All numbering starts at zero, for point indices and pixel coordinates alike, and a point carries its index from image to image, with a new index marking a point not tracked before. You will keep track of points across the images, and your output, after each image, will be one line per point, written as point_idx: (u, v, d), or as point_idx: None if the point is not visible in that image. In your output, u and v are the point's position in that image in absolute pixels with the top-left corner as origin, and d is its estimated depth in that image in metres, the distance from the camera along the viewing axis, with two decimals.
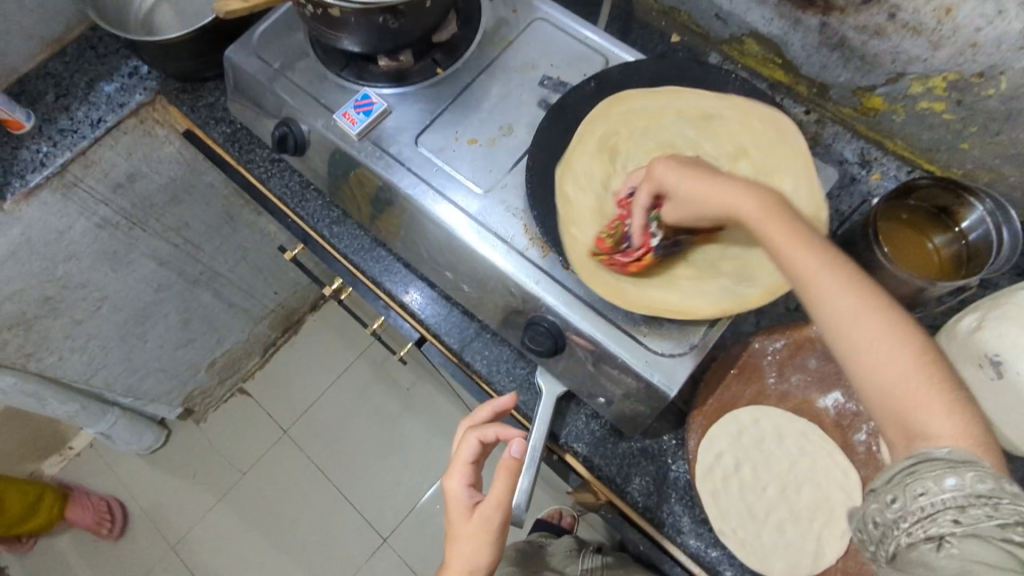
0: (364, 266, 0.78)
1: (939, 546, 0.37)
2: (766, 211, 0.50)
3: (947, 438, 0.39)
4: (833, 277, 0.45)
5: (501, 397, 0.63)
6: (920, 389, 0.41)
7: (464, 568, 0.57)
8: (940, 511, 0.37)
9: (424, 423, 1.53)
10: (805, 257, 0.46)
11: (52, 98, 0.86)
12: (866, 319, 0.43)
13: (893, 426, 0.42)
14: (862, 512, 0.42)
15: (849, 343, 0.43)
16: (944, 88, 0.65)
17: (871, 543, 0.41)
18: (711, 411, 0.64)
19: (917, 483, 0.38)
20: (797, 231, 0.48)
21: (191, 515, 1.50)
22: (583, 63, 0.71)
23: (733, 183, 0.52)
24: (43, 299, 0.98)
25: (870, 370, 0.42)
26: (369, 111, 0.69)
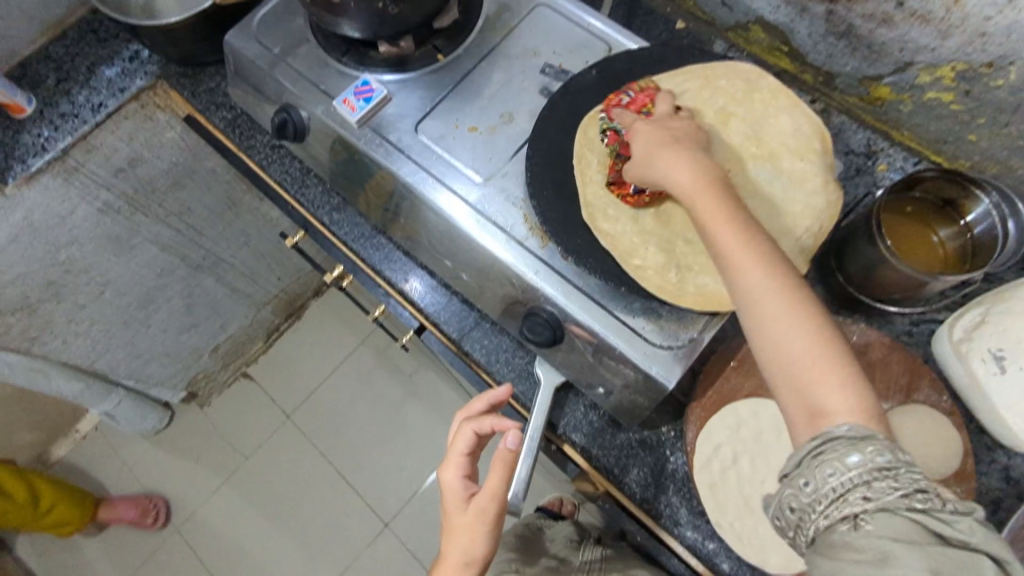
0: (365, 254, 0.78)
1: (855, 524, 0.40)
2: (701, 187, 0.52)
3: (845, 414, 0.42)
4: (751, 258, 0.48)
5: (496, 389, 0.63)
6: (821, 367, 0.44)
7: (459, 558, 0.57)
8: (851, 490, 0.40)
9: (425, 409, 1.53)
10: (730, 237, 0.49)
11: (53, 81, 0.85)
12: (775, 300, 0.46)
13: (793, 402, 0.44)
14: (777, 498, 0.44)
15: (761, 321, 0.46)
16: (952, 78, 0.63)
17: (789, 528, 0.44)
18: (711, 402, 0.64)
19: (826, 464, 0.41)
20: (727, 207, 0.51)
21: (195, 498, 1.52)
22: (586, 50, 0.70)
23: (678, 156, 0.54)
24: (46, 283, 0.98)
25: (777, 348, 0.45)
26: (369, 98, 0.68)
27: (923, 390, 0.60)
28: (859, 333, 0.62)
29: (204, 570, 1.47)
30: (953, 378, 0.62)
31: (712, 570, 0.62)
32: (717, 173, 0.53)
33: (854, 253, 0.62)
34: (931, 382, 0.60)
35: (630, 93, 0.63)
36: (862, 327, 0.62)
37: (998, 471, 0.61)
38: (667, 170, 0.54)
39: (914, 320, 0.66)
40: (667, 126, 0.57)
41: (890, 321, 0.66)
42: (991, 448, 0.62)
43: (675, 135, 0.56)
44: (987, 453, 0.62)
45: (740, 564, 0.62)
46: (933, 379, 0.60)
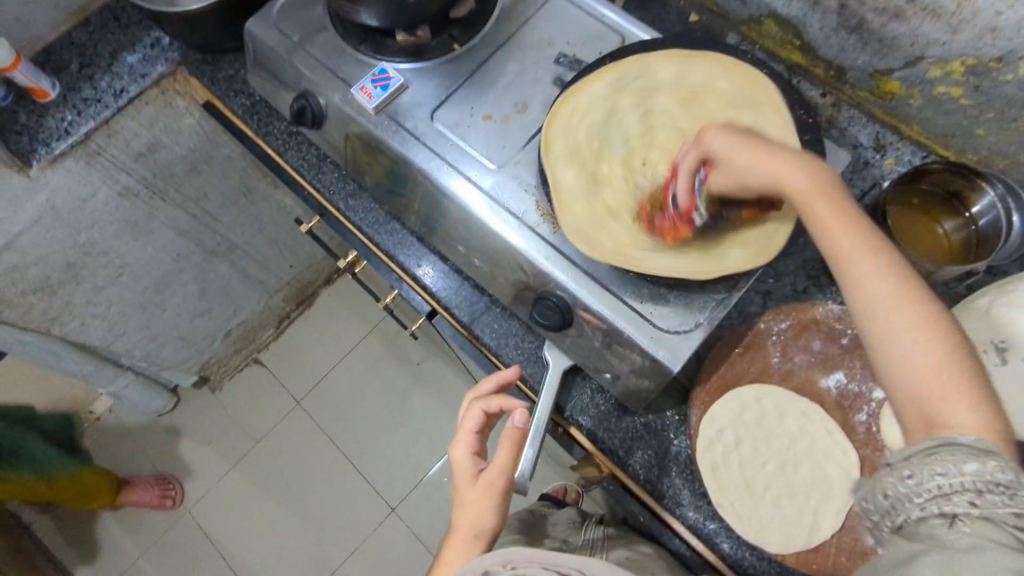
0: (378, 239, 0.80)
1: (950, 522, 0.39)
2: (818, 194, 0.50)
3: (969, 428, 0.41)
4: (881, 269, 0.46)
5: (505, 370, 0.65)
6: (947, 381, 0.43)
7: (469, 531, 0.59)
8: (956, 491, 0.39)
9: (433, 397, 1.55)
10: (851, 244, 0.48)
11: (76, 67, 0.88)
12: (902, 310, 0.45)
13: (914, 414, 0.44)
14: (873, 482, 0.44)
15: (886, 327, 0.45)
16: (961, 73, 0.64)
17: (876, 512, 0.43)
18: (715, 387, 0.65)
19: (937, 463, 0.40)
20: (848, 216, 0.49)
21: (206, 480, 1.55)
22: (600, 41, 0.72)
23: (786, 159, 0.52)
24: (66, 264, 1.00)
25: (902, 357, 0.44)
26: (386, 85, 0.69)
27: None
28: None
29: (214, 551, 1.49)
30: None
31: (712, 550, 0.64)
32: (834, 176, 0.52)
33: None
34: None
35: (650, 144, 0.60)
36: None
37: None
38: (777, 179, 0.52)
39: None
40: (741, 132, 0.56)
41: None
42: None
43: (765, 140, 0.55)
44: None
45: (741, 544, 0.63)
46: None
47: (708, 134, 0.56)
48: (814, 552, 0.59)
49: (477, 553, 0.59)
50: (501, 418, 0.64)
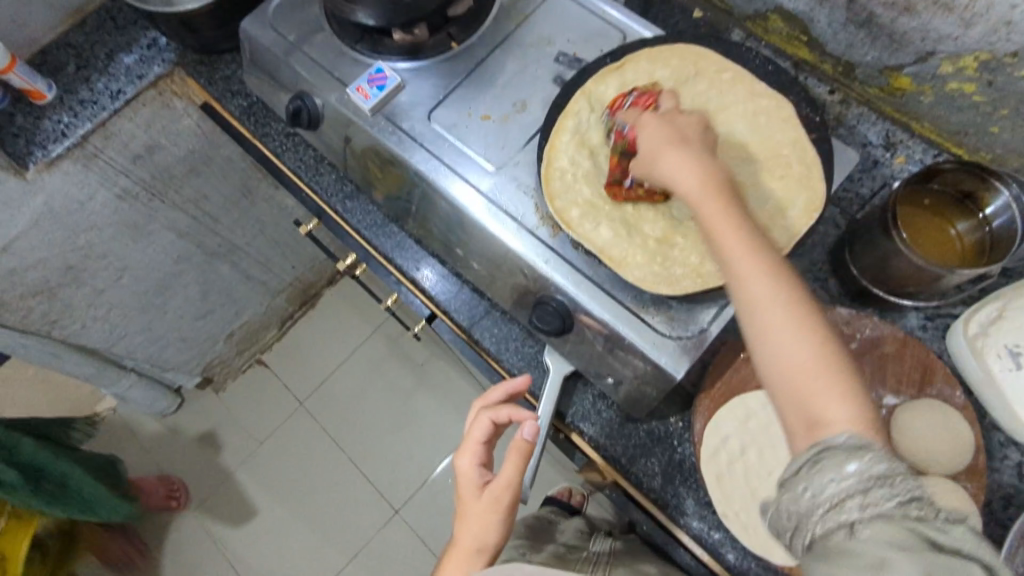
0: (377, 242, 0.79)
1: (851, 530, 0.37)
2: (708, 194, 0.50)
3: (845, 423, 0.41)
4: (754, 267, 0.46)
5: (514, 379, 0.64)
6: (820, 377, 0.42)
7: (472, 544, 0.57)
8: (848, 498, 0.38)
9: (437, 398, 1.54)
10: (734, 242, 0.47)
11: (73, 68, 0.87)
12: (778, 307, 0.44)
13: (793, 411, 0.43)
14: (776, 503, 0.42)
15: (761, 328, 0.44)
16: (975, 68, 0.62)
17: (786, 532, 0.41)
18: (719, 394, 0.64)
19: (827, 470, 0.39)
20: (731, 214, 0.49)
21: (210, 481, 1.55)
22: (601, 38, 0.70)
23: (686, 157, 0.52)
24: (65, 267, 0.99)
25: (776, 357, 0.43)
26: (382, 85, 0.68)
27: (937, 384, 0.60)
28: (872, 326, 0.62)
29: (217, 553, 1.49)
30: (966, 373, 0.61)
31: (718, 560, 0.63)
32: (724, 177, 0.52)
33: (869, 245, 0.61)
34: (946, 376, 0.60)
35: (632, 95, 0.61)
36: (875, 321, 0.62)
37: (1011, 467, 0.60)
38: (673, 171, 0.52)
39: (929, 314, 0.65)
40: (676, 122, 0.56)
41: (905, 315, 0.65)
42: (1005, 445, 0.61)
43: (684, 134, 0.55)
44: (999, 450, 0.61)
45: (747, 555, 0.62)
46: (948, 374, 0.60)
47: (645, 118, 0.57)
48: None
49: (478, 566, 0.57)
50: (508, 427, 0.63)
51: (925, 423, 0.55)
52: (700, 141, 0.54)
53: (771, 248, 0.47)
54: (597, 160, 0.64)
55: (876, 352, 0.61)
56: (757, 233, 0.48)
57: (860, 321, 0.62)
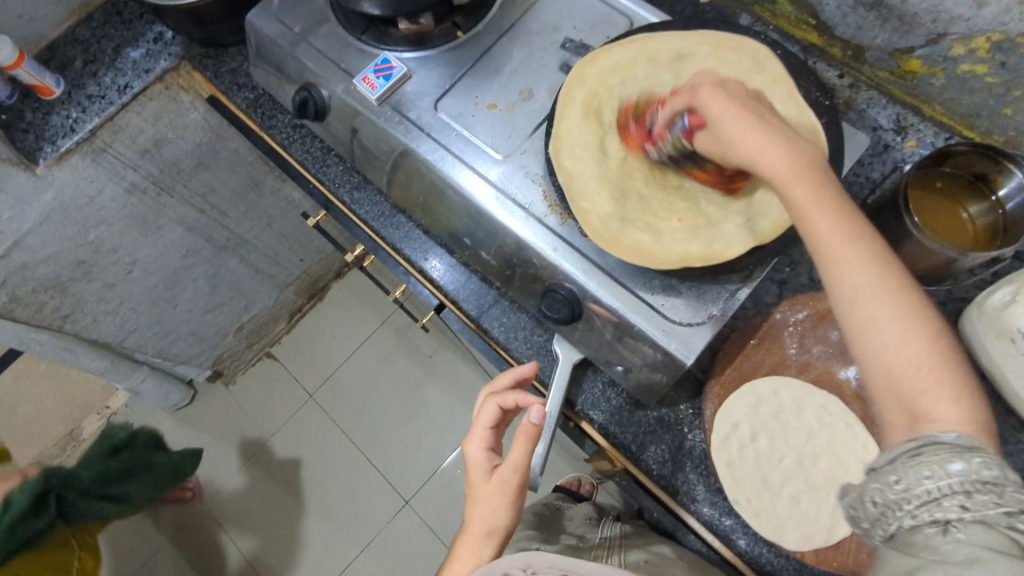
0: (384, 232, 0.79)
1: (943, 529, 0.37)
2: (797, 175, 0.46)
3: (953, 423, 0.39)
4: (856, 257, 0.43)
5: (522, 366, 0.63)
6: (930, 374, 0.41)
7: (482, 529, 0.59)
8: (948, 496, 0.37)
9: (446, 390, 1.54)
10: (832, 229, 0.44)
11: (80, 63, 0.87)
12: (884, 300, 0.42)
13: (895, 408, 0.42)
14: (858, 488, 0.42)
15: (863, 322, 0.42)
16: (987, 50, 0.61)
17: (865, 520, 0.41)
18: (729, 380, 0.64)
19: (924, 465, 0.38)
20: (827, 198, 0.45)
21: (222, 473, 1.56)
22: (608, 25, 0.69)
23: (771, 136, 0.48)
24: (76, 262, 1.00)
25: (882, 354, 0.42)
26: (388, 75, 0.68)
27: None
28: None
29: (231, 544, 1.51)
30: (980, 358, 0.61)
31: (729, 546, 0.63)
32: (814, 152, 0.47)
33: (880, 229, 0.60)
34: None
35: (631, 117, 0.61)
36: None
37: None
38: (756, 155, 0.48)
39: (942, 299, 0.65)
40: (733, 95, 0.51)
41: None
42: (1018, 429, 0.61)
43: (757, 108, 0.50)
44: (1013, 434, 0.61)
45: (758, 540, 0.62)
46: None
47: (705, 98, 0.51)
48: (833, 550, 0.58)
49: (490, 550, 0.59)
50: (516, 411, 0.63)
51: None
52: (775, 115, 0.50)
53: (874, 234, 0.44)
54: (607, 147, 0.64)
55: None
56: (857, 216, 0.45)
57: None
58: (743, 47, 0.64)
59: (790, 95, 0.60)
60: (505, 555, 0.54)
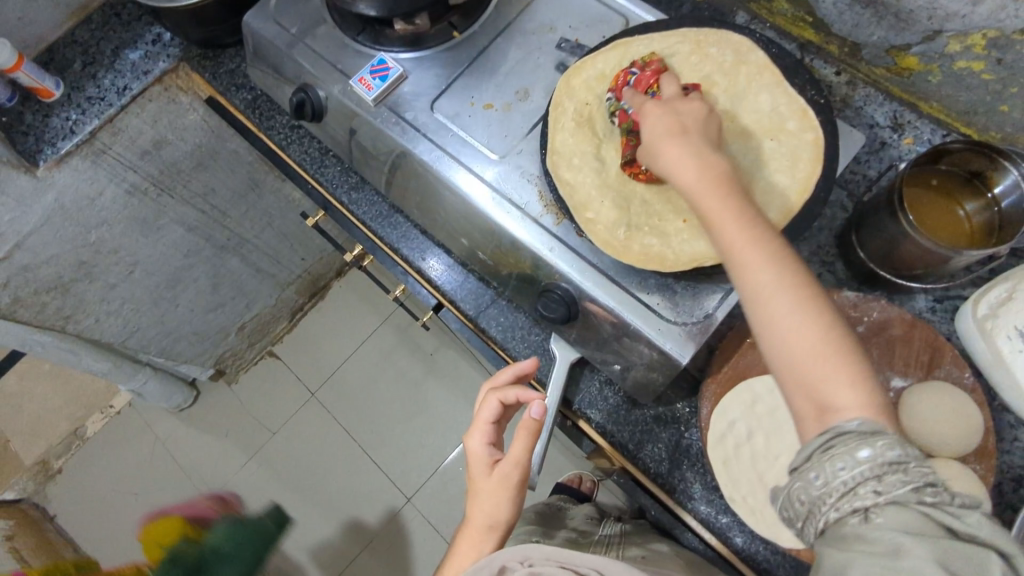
0: (381, 232, 0.79)
1: (865, 517, 0.38)
2: (706, 184, 0.49)
3: (855, 410, 0.41)
4: (756, 259, 0.45)
5: (522, 361, 0.63)
6: (828, 364, 0.42)
7: (484, 523, 0.59)
8: (861, 484, 0.39)
9: (447, 387, 1.55)
10: (735, 232, 0.46)
11: (80, 65, 0.87)
12: (782, 298, 0.44)
13: (803, 400, 0.43)
14: (785, 490, 0.43)
15: (765, 318, 0.44)
16: (983, 47, 0.61)
17: (797, 520, 0.42)
18: (725, 378, 0.64)
19: (836, 457, 0.39)
20: (733, 203, 0.48)
21: (226, 471, 1.57)
22: (603, 24, 0.69)
23: (685, 147, 0.51)
24: (78, 263, 1.00)
25: (782, 348, 0.43)
26: (384, 76, 0.68)
27: (945, 366, 0.59)
28: (879, 309, 0.61)
29: None
30: (975, 356, 0.61)
31: (726, 544, 0.63)
32: (725, 163, 0.50)
33: (876, 228, 0.60)
34: (954, 357, 0.59)
35: (635, 71, 0.61)
36: (882, 304, 0.61)
37: (1022, 449, 0.60)
38: (673, 165, 0.51)
39: (938, 296, 0.65)
40: (677, 111, 0.53)
41: (913, 298, 0.65)
42: (1014, 427, 0.61)
43: (683, 122, 0.52)
44: (1009, 431, 0.61)
45: (755, 538, 0.62)
46: (956, 355, 0.60)
47: (646, 109, 0.54)
48: None
49: (491, 544, 0.59)
50: (517, 407, 0.63)
51: (930, 403, 0.55)
52: (699, 128, 0.52)
53: (774, 236, 0.46)
54: (601, 147, 0.64)
55: (884, 334, 0.61)
56: (758, 219, 0.47)
57: (867, 304, 0.62)
58: (739, 46, 0.64)
59: (782, 97, 0.61)
60: (504, 547, 0.53)
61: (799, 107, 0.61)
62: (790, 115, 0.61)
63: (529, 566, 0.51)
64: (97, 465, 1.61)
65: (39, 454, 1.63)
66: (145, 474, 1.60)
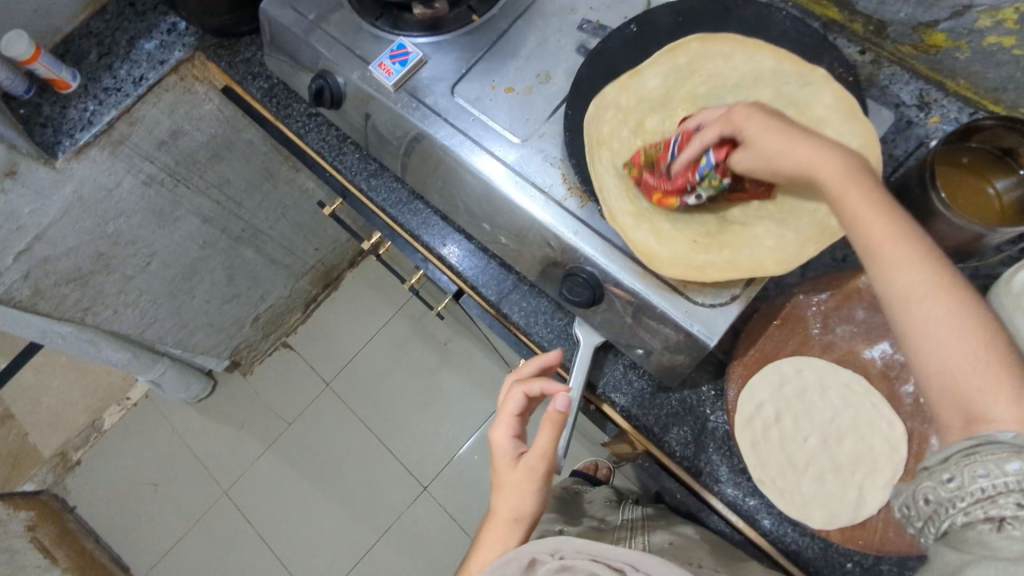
0: (402, 219, 0.79)
1: (999, 527, 0.36)
2: (848, 174, 0.46)
3: (1012, 422, 0.37)
4: (907, 256, 0.42)
5: (547, 354, 0.64)
6: (986, 372, 0.38)
7: (509, 516, 0.59)
8: (1003, 494, 0.36)
9: (462, 376, 1.55)
10: (883, 227, 0.44)
11: (95, 56, 0.87)
12: (935, 299, 0.41)
13: (951, 410, 0.40)
14: (912, 488, 0.41)
15: (913, 319, 0.41)
16: (1015, 21, 0.60)
17: (919, 519, 0.40)
18: (753, 361, 0.63)
19: (978, 464, 0.37)
20: (882, 201, 0.45)
21: (245, 461, 1.59)
22: (624, 4, 0.69)
23: (813, 138, 0.48)
24: (96, 255, 0.99)
25: (931, 349, 0.40)
26: (404, 61, 0.68)
27: None
28: None
29: (253, 531, 1.53)
30: None
31: (753, 526, 0.63)
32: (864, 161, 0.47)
33: (907, 206, 0.60)
34: None
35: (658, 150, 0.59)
36: None
37: None
38: (806, 160, 0.48)
39: (968, 275, 0.64)
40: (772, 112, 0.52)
41: None
42: None
43: (792, 119, 0.51)
44: None
45: (783, 520, 0.62)
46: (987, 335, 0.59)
47: (741, 113, 0.52)
48: (858, 528, 0.57)
49: (516, 538, 0.59)
50: (541, 401, 0.63)
51: None
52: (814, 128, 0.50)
53: (925, 235, 0.43)
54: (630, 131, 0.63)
55: None
56: (906, 216, 0.44)
57: None
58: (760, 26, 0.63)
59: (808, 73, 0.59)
60: (534, 541, 0.54)
61: (695, 36, 0.63)
62: (791, 73, 0.60)
63: (560, 558, 0.51)
64: (115, 456, 1.63)
65: (56, 446, 1.64)
66: (163, 466, 1.61)
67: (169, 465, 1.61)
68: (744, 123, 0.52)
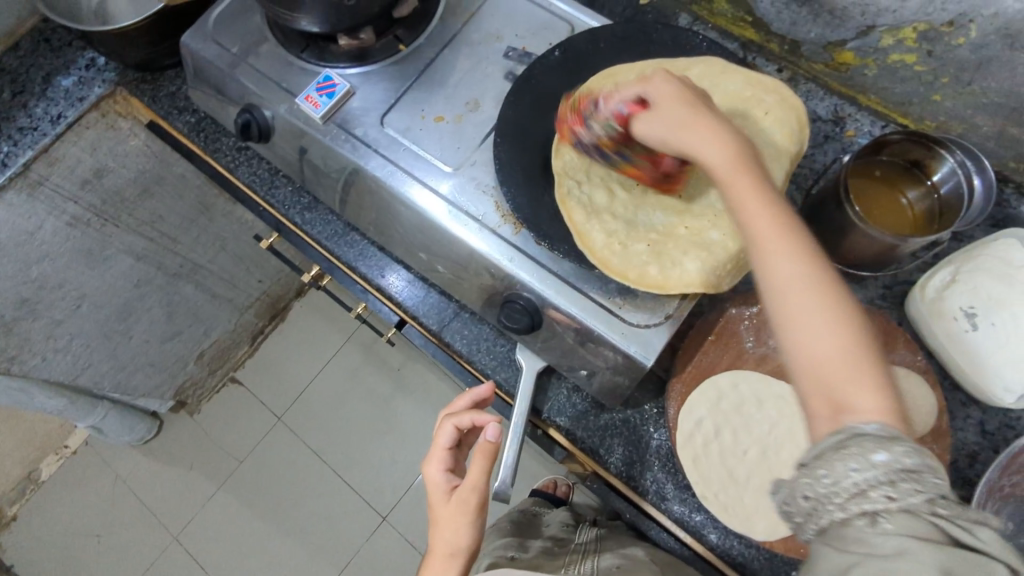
0: (339, 252, 0.77)
1: (873, 521, 0.37)
2: (736, 168, 0.47)
3: (872, 413, 0.39)
4: (786, 249, 0.43)
5: (478, 387, 0.64)
6: (847, 365, 0.40)
7: (445, 551, 0.58)
8: (873, 488, 0.36)
9: (417, 402, 1.53)
10: (766, 221, 0.45)
11: (8, 95, 0.84)
12: (810, 292, 0.42)
13: (815, 398, 0.41)
14: (789, 483, 0.40)
15: (788, 311, 0.42)
16: (914, 40, 0.64)
17: (798, 515, 0.40)
18: (690, 377, 0.65)
19: (849, 458, 0.37)
20: (765, 193, 0.46)
21: (196, 503, 1.52)
22: (549, 31, 0.70)
23: (711, 126, 0.49)
24: (19, 302, 0.94)
25: (801, 342, 0.42)
26: (331, 93, 0.67)
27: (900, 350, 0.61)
28: None
29: None
30: (926, 339, 0.63)
31: (700, 541, 0.63)
32: (754, 154, 0.49)
33: (828, 219, 0.61)
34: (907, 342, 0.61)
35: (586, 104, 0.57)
36: None
37: (973, 425, 0.63)
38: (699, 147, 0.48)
39: (888, 283, 0.67)
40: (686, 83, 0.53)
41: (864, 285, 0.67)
42: (966, 404, 0.63)
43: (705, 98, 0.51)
44: (961, 409, 0.63)
45: (728, 533, 0.63)
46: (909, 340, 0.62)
47: (665, 81, 0.52)
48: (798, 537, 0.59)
49: (455, 571, 0.58)
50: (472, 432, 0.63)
51: None
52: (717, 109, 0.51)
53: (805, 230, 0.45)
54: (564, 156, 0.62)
55: None
56: (786, 208, 0.46)
57: None
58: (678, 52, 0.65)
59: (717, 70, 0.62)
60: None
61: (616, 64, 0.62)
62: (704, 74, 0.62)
63: None
64: (56, 509, 1.54)
65: None
66: (107, 515, 1.53)
67: (113, 514, 1.53)
68: (663, 91, 0.51)
